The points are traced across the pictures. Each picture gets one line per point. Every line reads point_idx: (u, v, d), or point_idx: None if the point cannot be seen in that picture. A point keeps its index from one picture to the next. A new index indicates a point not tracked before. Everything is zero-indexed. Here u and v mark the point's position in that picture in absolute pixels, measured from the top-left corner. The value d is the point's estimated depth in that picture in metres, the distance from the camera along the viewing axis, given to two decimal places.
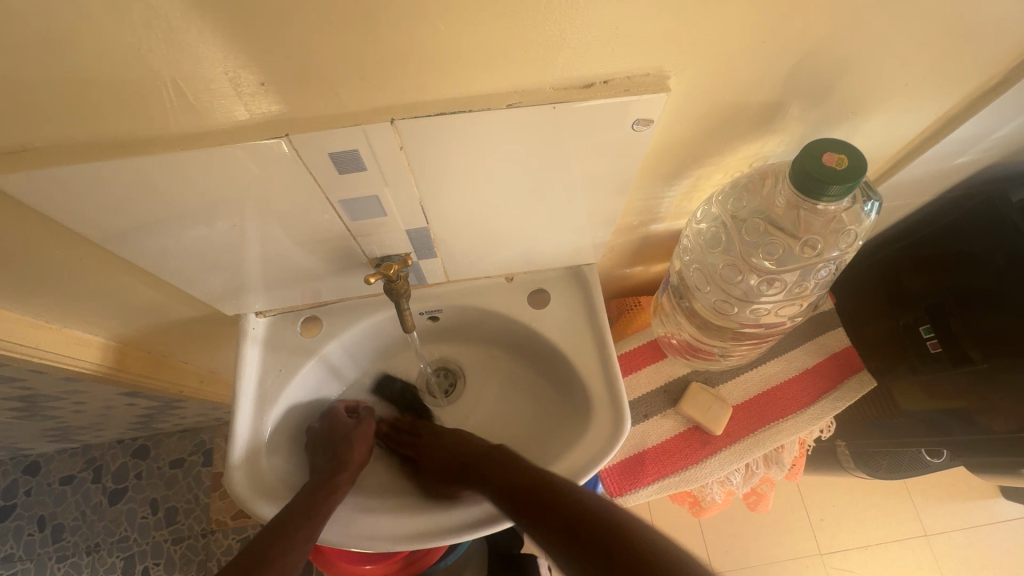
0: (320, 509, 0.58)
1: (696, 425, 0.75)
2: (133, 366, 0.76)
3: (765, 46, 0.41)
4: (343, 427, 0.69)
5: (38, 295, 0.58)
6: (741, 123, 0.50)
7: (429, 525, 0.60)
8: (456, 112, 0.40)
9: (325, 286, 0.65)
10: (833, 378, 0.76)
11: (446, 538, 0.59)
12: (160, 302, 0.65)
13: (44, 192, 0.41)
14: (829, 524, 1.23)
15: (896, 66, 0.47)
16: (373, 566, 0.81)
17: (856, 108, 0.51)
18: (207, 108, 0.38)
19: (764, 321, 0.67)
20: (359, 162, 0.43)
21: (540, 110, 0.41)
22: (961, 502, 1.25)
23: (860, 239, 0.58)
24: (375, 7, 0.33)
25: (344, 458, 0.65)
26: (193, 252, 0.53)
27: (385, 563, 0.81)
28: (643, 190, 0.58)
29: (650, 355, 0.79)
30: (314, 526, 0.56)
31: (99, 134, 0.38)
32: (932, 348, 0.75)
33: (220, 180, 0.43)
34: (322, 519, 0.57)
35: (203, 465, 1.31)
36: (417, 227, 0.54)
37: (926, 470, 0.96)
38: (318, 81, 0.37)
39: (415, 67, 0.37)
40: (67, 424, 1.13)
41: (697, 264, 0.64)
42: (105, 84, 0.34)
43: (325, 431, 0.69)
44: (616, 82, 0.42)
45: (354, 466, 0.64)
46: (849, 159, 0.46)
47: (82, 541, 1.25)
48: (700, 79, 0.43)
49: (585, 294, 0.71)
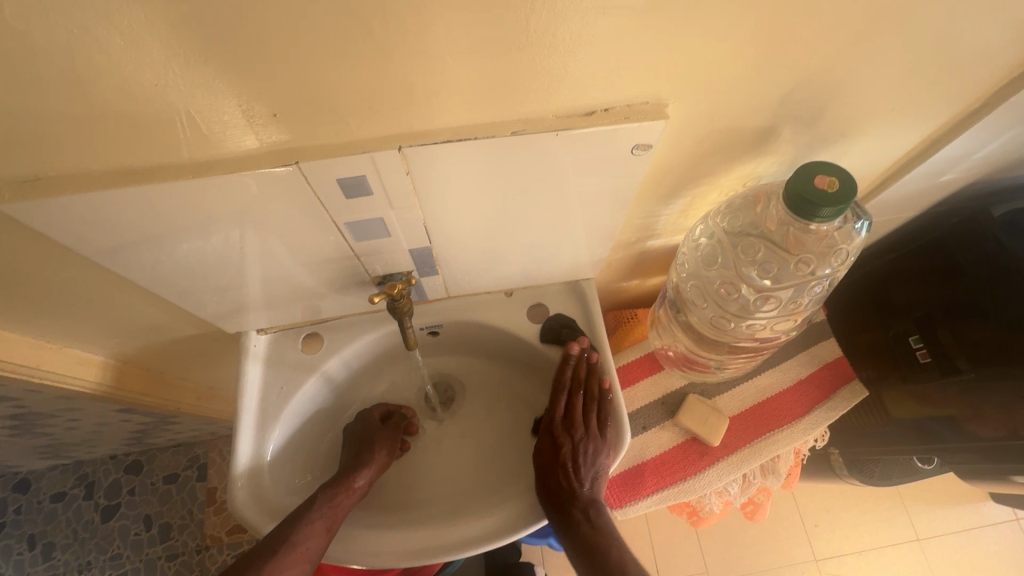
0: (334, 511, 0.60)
1: (694, 436, 0.76)
2: (132, 383, 0.76)
3: (758, 75, 0.43)
4: (374, 429, 0.70)
5: (41, 316, 0.58)
6: (736, 146, 0.51)
7: (436, 540, 0.61)
8: (462, 140, 0.41)
9: (328, 304, 0.66)
10: (826, 388, 0.78)
11: (450, 554, 0.60)
12: (161, 321, 0.65)
13: (56, 218, 0.42)
14: (823, 530, 1.24)
15: (881, 92, 0.49)
16: None
17: (845, 131, 0.53)
18: (219, 137, 0.38)
19: (760, 335, 0.68)
20: (366, 187, 0.44)
21: (543, 137, 0.42)
22: (952, 506, 1.27)
23: (852, 256, 0.60)
24: (388, 44, 0.34)
25: (368, 460, 0.66)
26: (198, 273, 0.53)
27: None
28: (641, 208, 0.60)
29: (647, 367, 0.80)
30: (330, 526, 0.59)
31: (112, 163, 0.39)
32: (921, 358, 0.77)
33: (230, 204, 0.44)
34: (334, 521, 0.59)
35: (197, 480, 1.30)
36: (420, 246, 0.55)
37: (917, 476, 0.98)
38: (328, 111, 0.38)
39: (425, 97, 0.38)
40: (60, 440, 1.12)
41: (693, 280, 0.65)
42: (121, 117, 0.35)
43: (355, 430, 0.72)
44: (616, 109, 0.43)
45: (372, 469, 0.65)
46: (839, 181, 0.47)
47: (73, 559, 1.24)
48: (696, 106, 0.45)
49: (584, 309, 0.72)
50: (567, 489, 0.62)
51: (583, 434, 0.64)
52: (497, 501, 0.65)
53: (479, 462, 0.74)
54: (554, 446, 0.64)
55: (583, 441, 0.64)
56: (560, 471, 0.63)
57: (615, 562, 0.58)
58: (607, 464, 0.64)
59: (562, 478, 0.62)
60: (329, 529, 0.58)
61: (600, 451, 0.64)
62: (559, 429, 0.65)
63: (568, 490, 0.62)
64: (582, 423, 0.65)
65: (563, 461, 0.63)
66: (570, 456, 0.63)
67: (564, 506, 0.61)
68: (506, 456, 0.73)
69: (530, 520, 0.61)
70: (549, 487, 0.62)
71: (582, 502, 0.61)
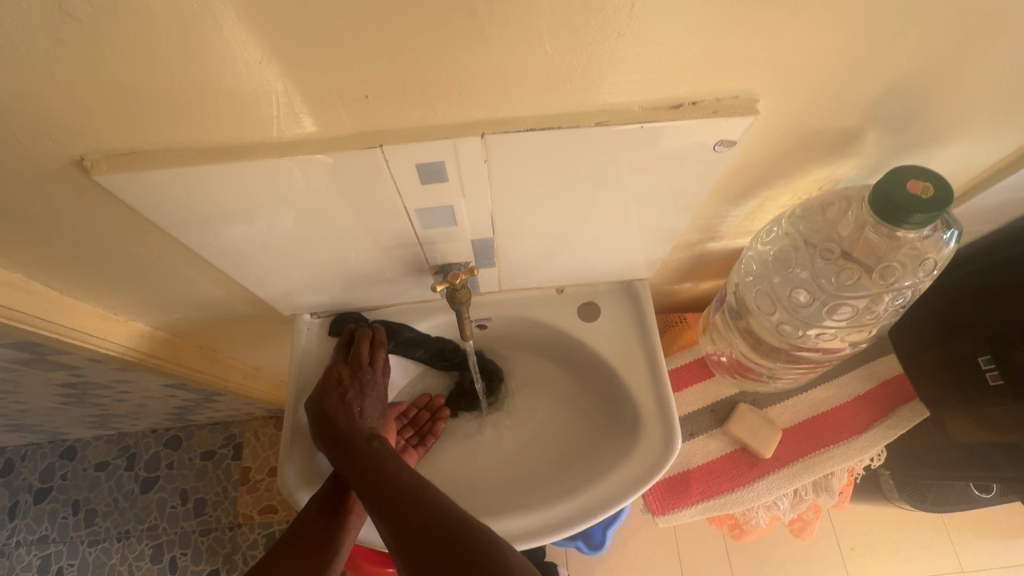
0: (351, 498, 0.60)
1: (744, 447, 0.74)
2: (185, 359, 0.78)
3: (859, 72, 0.41)
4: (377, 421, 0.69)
5: (113, 288, 0.60)
6: (819, 147, 0.49)
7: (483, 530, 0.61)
8: (546, 129, 0.41)
9: (382, 291, 0.66)
10: (884, 406, 0.75)
11: None
12: (221, 299, 0.66)
13: (142, 191, 0.42)
14: (860, 553, 1.20)
15: (983, 98, 0.46)
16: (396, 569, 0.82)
17: (938, 136, 0.50)
18: (308, 118, 0.38)
19: (825, 345, 0.66)
20: (443, 173, 0.44)
21: (628, 130, 0.42)
22: (1003, 539, 1.20)
23: (937, 267, 0.57)
24: (490, 27, 0.33)
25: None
26: (264, 252, 0.54)
27: None
28: (707, 208, 0.58)
29: (697, 373, 0.78)
30: (357, 512, 0.60)
31: (204, 139, 0.39)
32: (992, 381, 0.73)
33: (304, 185, 0.44)
34: (358, 509, 0.60)
35: (232, 458, 1.32)
36: (482, 237, 0.55)
37: (975, 504, 0.93)
38: (419, 96, 0.38)
39: (515, 82, 0.37)
40: (108, 411, 1.16)
41: (760, 284, 0.63)
42: (221, 93, 0.36)
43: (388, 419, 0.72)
44: (705, 103, 0.42)
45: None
46: (934, 186, 0.45)
47: (113, 527, 1.28)
48: (788, 102, 0.43)
49: (637, 310, 0.71)
50: (349, 428, 0.61)
51: (365, 376, 0.66)
52: (544, 495, 0.65)
53: (524, 456, 0.73)
54: (336, 389, 0.63)
55: (359, 383, 0.65)
56: (343, 412, 0.62)
57: (393, 471, 0.56)
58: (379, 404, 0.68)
59: (345, 417, 0.62)
60: (330, 520, 0.58)
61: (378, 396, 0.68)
62: (345, 371, 0.65)
63: (351, 427, 0.61)
64: (365, 368, 0.67)
65: (347, 401, 0.63)
66: (354, 397, 0.64)
67: (350, 442, 0.60)
68: (552, 452, 0.72)
69: (583, 516, 0.62)
70: (334, 426, 0.61)
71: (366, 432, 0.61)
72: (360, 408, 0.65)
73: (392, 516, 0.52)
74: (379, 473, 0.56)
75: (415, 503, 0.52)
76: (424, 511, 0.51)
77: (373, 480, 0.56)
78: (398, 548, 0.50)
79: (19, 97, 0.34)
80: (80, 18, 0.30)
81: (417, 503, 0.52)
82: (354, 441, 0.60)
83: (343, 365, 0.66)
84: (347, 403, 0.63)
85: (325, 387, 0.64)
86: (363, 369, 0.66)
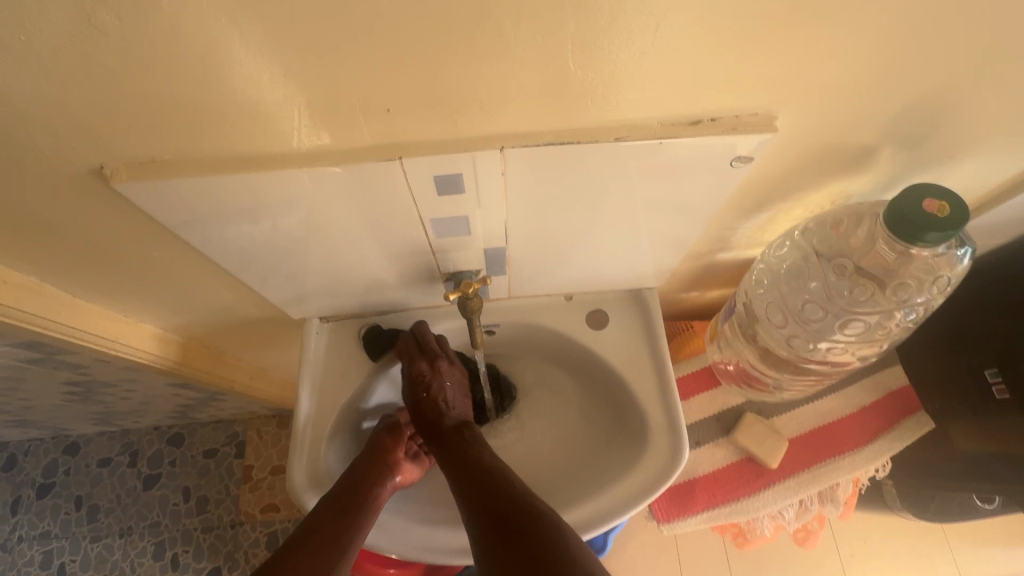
0: (367, 496, 0.59)
1: (750, 456, 0.74)
2: (193, 360, 0.78)
3: (879, 91, 0.41)
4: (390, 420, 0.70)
5: (125, 290, 0.60)
6: (835, 162, 0.50)
7: None
8: (565, 143, 0.41)
9: (390, 297, 0.66)
10: (891, 417, 0.75)
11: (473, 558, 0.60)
12: (232, 303, 0.67)
13: (162, 201, 0.43)
14: (859, 560, 1.20)
15: (1001, 117, 0.46)
16: (397, 570, 0.83)
17: (954, 153, 0.50)
18: (328, 130, 0.39)
19: (834, 358, 0.66)
20: (460, 185, 0.44)
21: (645, 145, 0.42)
22: (1002, 547, 1.21)
23: (951, 283, 0.57)
24: (516, 44, 0.33)
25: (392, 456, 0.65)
26: (277, 257, 0.54)
27: (408, 569, 0.83)
28: (719, 220, 0.58)
29: (703, 382, 0.79)
30: (370, 509, 0.59)
31: (226, 149, 0.40)
32: (997, 394, 0.73)
33: (321, 194, 0.44)
34: (372, 506, 0.59)
35: (235, 456, 1.32)
36: (495, 246, 0.55)
37: (977, 515, 0.93)
38: (441, 111, 0.38)
39: (537, 99, 0.38)
40: (113, 408, 1.17)
41: (772, 296, 0.63)
42: (244, 105, 0.36)
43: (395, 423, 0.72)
44: (724, 120, 0.42)
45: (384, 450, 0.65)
46: (950, 206, 0.45)
47: (116, 523, 1.28)
48: (806, 120, 0.43)
49: (645, 319, 0.71)
50: (438, 423, 0.62)
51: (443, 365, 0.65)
52: (559, 502, 0.66)
53: (535, 463, 0.73)
54: (419, 384, 0.63)
55: (439, 373, 0.64)
56: (431, 407, 0.63)
57: (482, 461, 0.56)
58: (461, 389, 0.67)
59: (434, 412, 0.63)
60: (345, 512, 0.57)
61: (459, 379, 0.67)
62: (423, 365, 0.63)
63: (439, 419, 0.63)
64: (440, 358, 0.65)
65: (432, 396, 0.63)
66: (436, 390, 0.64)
67: (442, 435, 0.61)
68: (562, 459, 0.73)
69: (599, 521, 0.62)
70: (423, 422, 0.63)
71: (455, 424, 0.62)
72: (445, 397, 0.64)
73: (473, 509, 0.51)
74: (467, 460, 0.56)
75: (500, 494, 0.51)
76: (508, 503, 0.50)
77: (460, 471, 0.56)
78: (477, 540, 0.49)
79: (43, 107, 0.35)
80: (107, 32, 0.30)
81: (503, 494, 0.51)
82: (445, 434, 0.61)
83: (421, 358, 0.64)
84: (432, 397, 0.63)
85: (411, 383, 0.64)
86: (440, 359, 0.64)
